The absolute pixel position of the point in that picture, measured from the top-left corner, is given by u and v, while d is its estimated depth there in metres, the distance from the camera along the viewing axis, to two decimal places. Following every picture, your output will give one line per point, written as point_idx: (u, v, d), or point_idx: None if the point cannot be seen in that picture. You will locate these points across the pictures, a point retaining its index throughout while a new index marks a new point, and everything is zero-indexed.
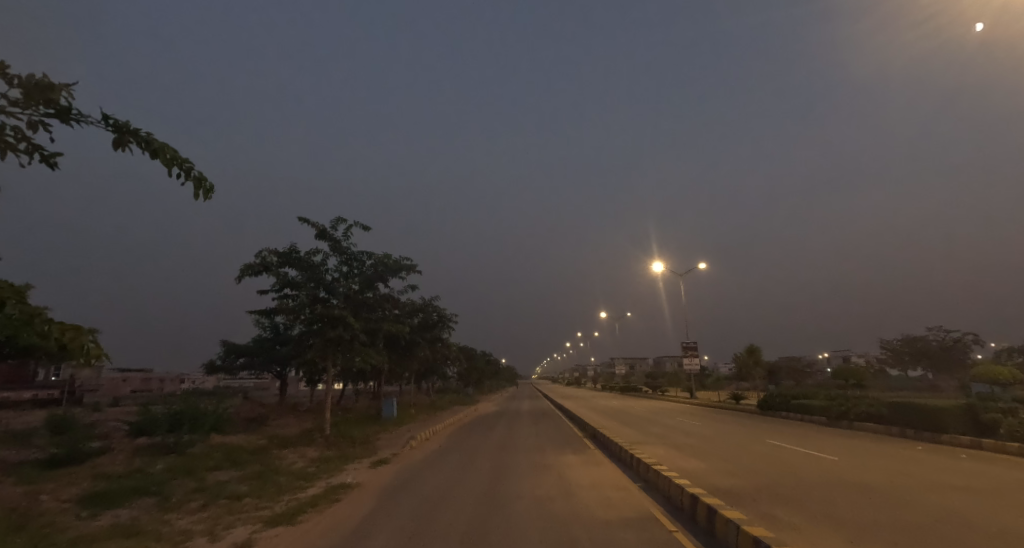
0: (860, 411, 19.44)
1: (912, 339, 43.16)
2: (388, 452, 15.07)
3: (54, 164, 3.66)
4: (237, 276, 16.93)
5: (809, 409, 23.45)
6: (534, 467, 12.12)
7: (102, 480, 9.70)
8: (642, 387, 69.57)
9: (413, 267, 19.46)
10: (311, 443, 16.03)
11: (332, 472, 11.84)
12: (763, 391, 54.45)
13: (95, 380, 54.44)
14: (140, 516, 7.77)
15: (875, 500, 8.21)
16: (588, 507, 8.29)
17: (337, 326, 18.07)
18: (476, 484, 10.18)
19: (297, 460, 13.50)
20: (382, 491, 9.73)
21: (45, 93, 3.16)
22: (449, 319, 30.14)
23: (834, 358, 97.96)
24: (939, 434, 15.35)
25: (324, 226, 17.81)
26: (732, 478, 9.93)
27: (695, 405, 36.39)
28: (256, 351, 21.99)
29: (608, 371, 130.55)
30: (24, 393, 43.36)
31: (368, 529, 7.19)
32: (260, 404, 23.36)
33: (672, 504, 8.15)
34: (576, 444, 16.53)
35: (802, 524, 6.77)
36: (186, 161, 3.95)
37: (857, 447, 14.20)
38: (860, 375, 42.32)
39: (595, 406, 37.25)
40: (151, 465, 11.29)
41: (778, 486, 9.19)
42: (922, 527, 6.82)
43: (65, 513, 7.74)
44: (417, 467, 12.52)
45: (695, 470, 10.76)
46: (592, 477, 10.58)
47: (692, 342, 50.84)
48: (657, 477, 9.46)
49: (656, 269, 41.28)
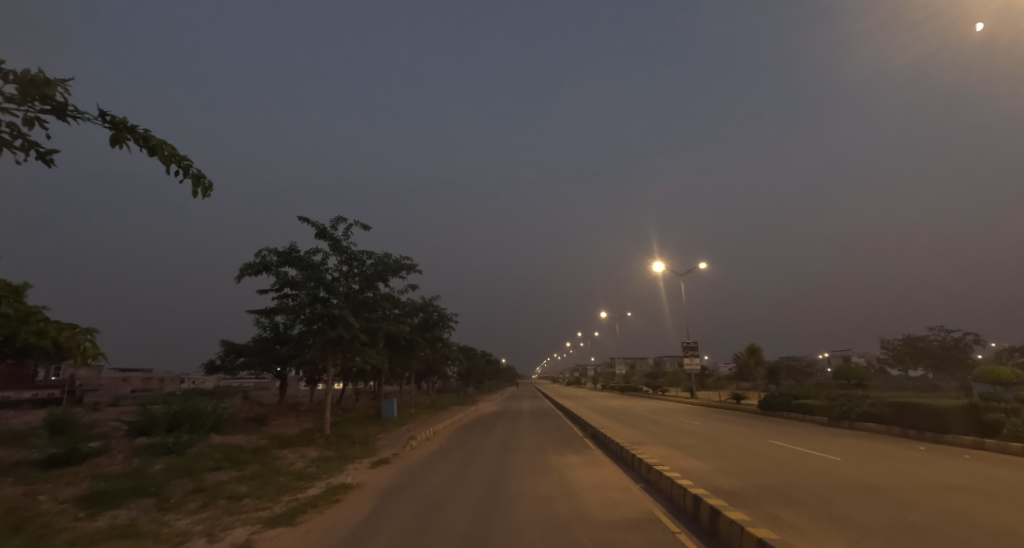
0: (862, 411, 19.38)
1: (913, 339, 43.10)
2: (388, 452, 15.02)
3: (48, 161, 3.62)
4: (237, 276, 16.88)
5: (810, 409, 23.38)
6: (535, 467, 12.06)
7: (101, 481, 9.66)
8: (642, 387, 69.50)
9: (414, 266, 19.41)
10: (310, 443, 15.98)
11: (331, 473, 11.79)
12: (763, 391, 54.40)
13: (96, 381, 54.40)
14: (139, 516, 7.72)
15: (878, 501, 8.17)
16: (589, 508, 8.25)
17: (337, 325, 18.02)
18: (476, 485, 10.13)
19: (297, 460, 13.46)
20: (383, 492, 9.67)
21: (41, 89, 3.12)
22: (449, 319, 30.09)
23: (834, 359, 97.88)
24: (941, 434, 15.29)
25: (323, 226, 17.74)
26: (734, 479, 9.89)
27: (695, 405, 36.34)
28: (255, 351, 21.94)
29: (608, 371, 130.62)
30: (24, 393, 43.33)
31: (368, 530, 7.14)
32: (260, 404, 23.31)
33: (674, 505, 8.11)
34: (577, 444, 16.48)
35: (805, 525, 6.72)
36: (184, 159, 3.92)
37: (859, 448, 14.16)
38: (861, 375, 42.29)
39: (596, 407, 37.19)
40: (150, 465, 11.25)
41: (780, 487, 9.15)
42: (927, 528, 6.77)
43: (64, 514, 7.70)
44: (417, 467, 12.46)
45: (697, 471, 10.71)
46: (593, 477, 10.53)
47: (692, 342, 50.81)
48: (658, 478, 9.43)
49: (657, 269, 41.28)
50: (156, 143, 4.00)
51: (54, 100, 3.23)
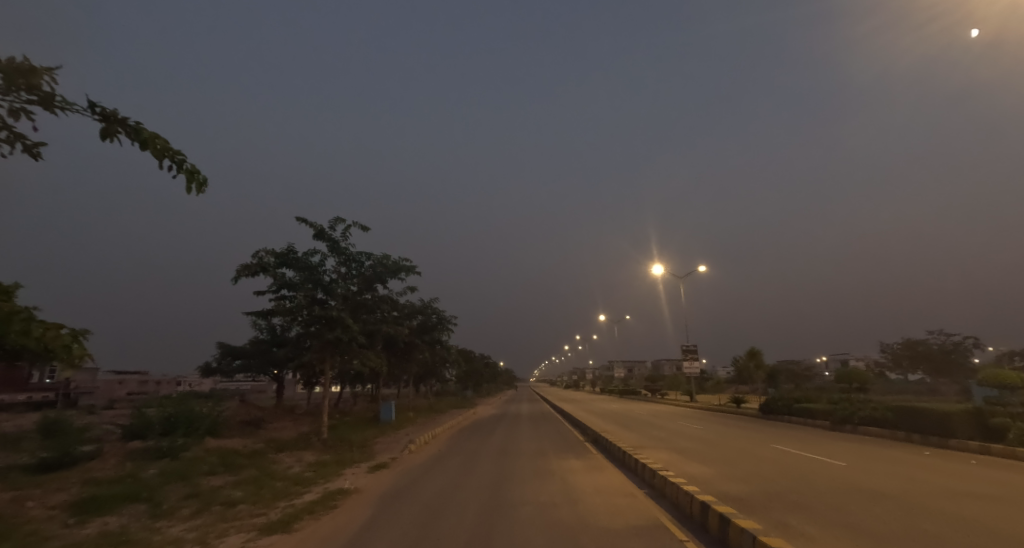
0: (865, 415, 19.21)
1: (912, 342, 43.01)
2: (387, 456, 14.78)
3: (35, 154, 3.49)
4: (234, 277, 16.66)
5: (812, 413, 23.22)
6: (536, 472, 11.84)
7: (92, 486, 9.42)
8: (641, 391, 69.26)
9: (413, 268, 19.22)
10: (307, 447, 15.72)
11: (328, 478, 11.55)
12: (762, 395, 54.27)
13: (91, 384, 54.01)
14: (130, 523, 7.49)
15: (889, 508, 7.98)
16: (594, 515, 8.03)
17: (335, 327, 17.80)
18: (477, 491, 9.91)
19: (293, 464, 13.21)
20: (382, 498, 9.45)
21: (27, 77, 2.97)
22: (448, 321, 29.89)
23: (833, 362, 97.81)
24: (946, 438, 15.13)
25: (322, 226, 17.52)
26: (740, 484, 9.69)
27: (696, 408, 36.15)
28: (252, 353, 21.69)
29: (606, 374, 130.52)
30: (19, 396, 42.94)
31: (366, 537, 6.93)
32: (256, 407, 23.02)
33: (682, 512, 7.90)
34: (578, 448, 16.28)
35: (818, 533, 6.52)
36: (177, 153, 3.83)
37: (865, 452, 13.96)
38: (861, 379, 42.12)
39: (596, 410, 36.96)
40: (143, 470, 11.00)
41: (788, 493, 8.95)
42: (941, 536, 6.58)
43: (52, 521, 7.46)
44: (416, 472, 12.21)
45: (702, 476, 10.50)
46: (596, 483, 10.31)
47: (691, 346, 50.70)
48: (663, 483, 9.23)
49: (657, 271, 41.19)
50: (147, 136, 3.86)
51: (42, 89, 3.09)
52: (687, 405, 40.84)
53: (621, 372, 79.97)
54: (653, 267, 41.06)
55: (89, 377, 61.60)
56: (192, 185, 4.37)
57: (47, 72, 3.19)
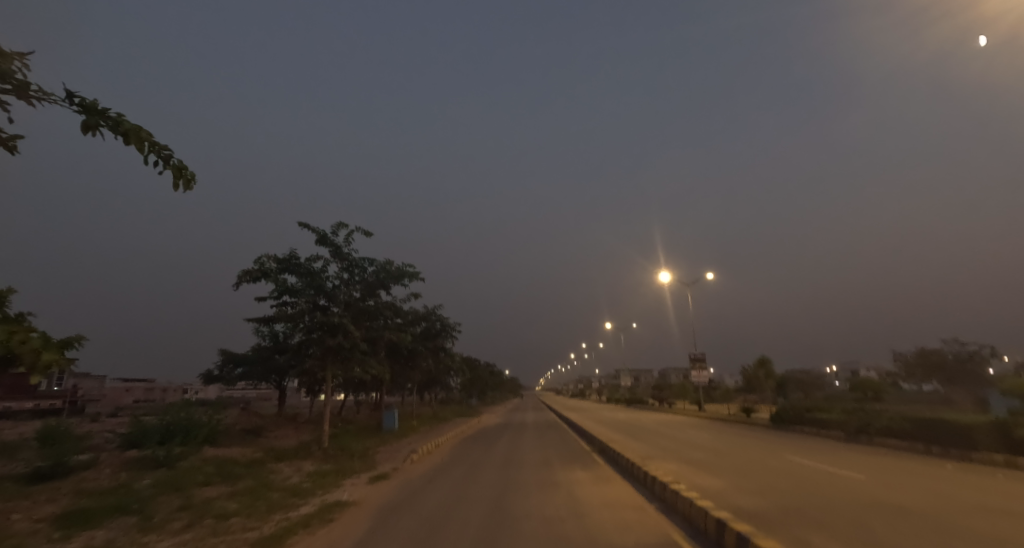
0: (881, 426, 18.66)
1: (926, 351, 42.09)
2: (388, 466, 14.41)
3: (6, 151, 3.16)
4: (235, 282, 16.46)
5: (825, 424, 22.65)
6: (542, 484, 11.42)
7: (82, 497, 9.12)
8: (648, 399, 68.42)
9: (416, 274, 18.94)
10: (307, 457, 15.39)
11: (327, 489, 11.19)
12: (772, 404, 53.40)
13: (98, 392, 54.13)
14: (117, 537, 7.18)
15: (916, 526, 7.53)
16: (602, 530, 7.64)
17: (337, 334, 17.53)
18: (479, 503, 9.54)
19: (292, 474, 12.88)
20: (381, 510, 9.10)
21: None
22: (452, 328, 29.54)
23: (843, 372, 96.34)
24: (969, 451, 14.58)
25: (324, 232, 17.31)
26: (755, 498, 9.28)
27: (704, 417, 35.57)
28: (254, 360, 21.46)
29: (612, 383, 129.80)
30: (26, 403, 43.06)
31: None
32: (258, 415, 22.74)
33: (694, 528, 7.51)
34: (585, 459, 15.84)
35: None
36: (162, 148, 3.54)
37: (883, 465, 13.46)
38: (873, 389, 41.26)
39: (602, 419, 36.37)
40: (138, 480, 10.72)
41: (805, 509, 8.53)
42: None
43: (36, 535, 7.16)
44: (417, 483, 11.82)
45: (715, 489, 10.05)
46: (603, 495, 9.89)
47: (699, 354, 50.05)
48: (674, 496, 8.81)
49: (663, 278, 40.75)
50: (131, 130, 3.47)
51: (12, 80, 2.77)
52: (695, 414, 40.19)
53: (627, 380, 79.03)
54: (660, 274, 40.59)
55: (96, 383, 61.79)
56: (181, 182, 4.00)
57: (20, 57, 2.72)
